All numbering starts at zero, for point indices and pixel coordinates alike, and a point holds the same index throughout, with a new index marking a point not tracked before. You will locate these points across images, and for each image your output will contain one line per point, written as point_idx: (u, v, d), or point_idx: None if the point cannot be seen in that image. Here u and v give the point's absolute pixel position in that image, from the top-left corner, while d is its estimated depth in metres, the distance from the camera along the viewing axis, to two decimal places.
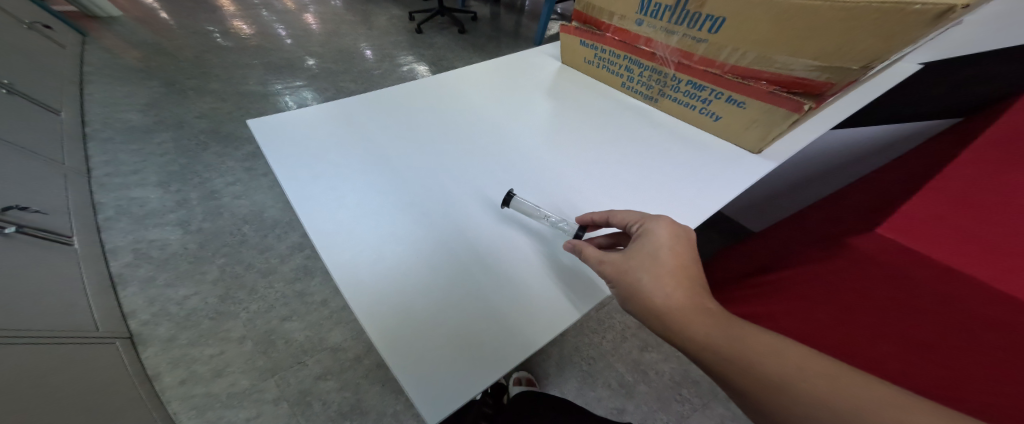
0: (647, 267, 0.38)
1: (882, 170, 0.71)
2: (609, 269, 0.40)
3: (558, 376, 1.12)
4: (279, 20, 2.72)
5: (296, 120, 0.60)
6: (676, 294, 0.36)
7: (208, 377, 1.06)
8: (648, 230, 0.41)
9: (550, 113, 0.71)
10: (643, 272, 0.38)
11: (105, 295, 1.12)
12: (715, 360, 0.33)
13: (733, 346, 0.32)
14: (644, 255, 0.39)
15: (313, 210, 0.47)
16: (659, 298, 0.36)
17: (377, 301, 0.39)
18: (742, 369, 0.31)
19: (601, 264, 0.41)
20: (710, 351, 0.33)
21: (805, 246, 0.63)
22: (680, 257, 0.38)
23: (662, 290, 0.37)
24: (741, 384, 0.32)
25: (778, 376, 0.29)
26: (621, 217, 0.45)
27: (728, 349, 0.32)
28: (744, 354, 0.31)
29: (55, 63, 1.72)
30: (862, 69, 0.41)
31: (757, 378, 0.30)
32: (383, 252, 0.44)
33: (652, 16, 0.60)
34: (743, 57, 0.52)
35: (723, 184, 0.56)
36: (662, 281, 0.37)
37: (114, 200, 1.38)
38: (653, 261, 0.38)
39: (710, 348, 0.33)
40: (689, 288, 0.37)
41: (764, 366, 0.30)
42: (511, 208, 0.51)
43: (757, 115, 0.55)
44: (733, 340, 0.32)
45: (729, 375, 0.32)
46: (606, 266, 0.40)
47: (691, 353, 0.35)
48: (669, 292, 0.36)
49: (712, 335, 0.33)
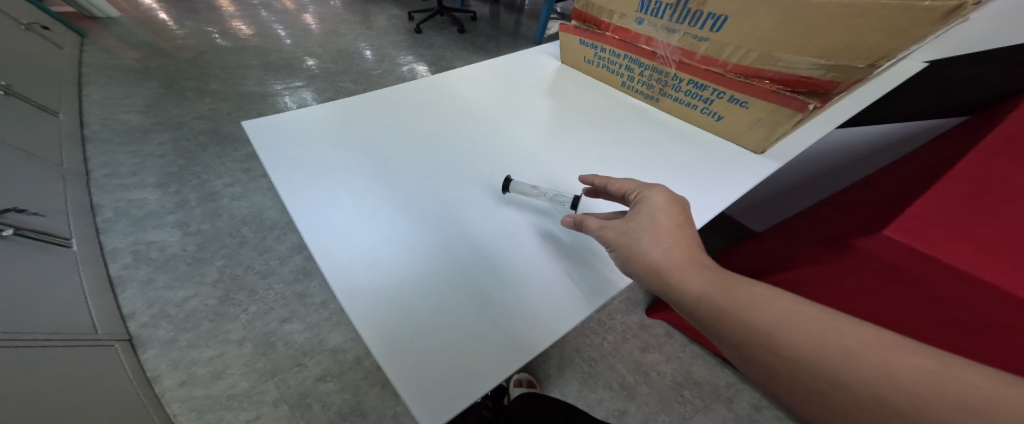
0: (647, 228, 0.37)
1: (885, 170, 0.70)
2: (609, 234, 0.40)
3: (559, 377, 1.12)
4: (278, 20, 2.72)
5: (294, 120, 0.60)
6: (675, 250, 0.35)
7: (208, 379, 1.06)
8: (645, 196, 0.41)
9: (550, 112, 0.70)
10: (643, 232, 0.37)
11: (104, 297, 1.12)
12: (707, 314, 0.31)
13: (727, 298, 0.30)
14: (643, 217, 0.38)
15: (309, 211, 0.46)
16: (657, 254, 0.35)
17: (373, 305, 0.39)
18: (732, 319, 0.29)
19: (601, 229, 0.41)
20: (704, 303, 0.31)
21: (811, 248, 0.62)
22: (676, 221, 0.38)
23: (660, 247, 0.36)
24: (733, 339, 0.30)
25: (771, 325, 0.27)
26: (619, 185, 0.45)
27: (722, 302, 0.30)
28: (739, 305, 0.29)
29: (53, 64, 1.72)
30: (868, 67, 0.41)
31: (750, 330, 0.28)
32: (380, 254, 0.43)
33: (653, 15, 0.59)
34: (746, 56, 0.51)
35: (725, 185, 0.55)
36: (661, 240, 0.36)
37: (113, 201, 1.38)
38: (652, 223, 0.37)
39: (705, 300, 0.31)
40: (689, 247, 0.36)
41: (760, 319, 0.28)
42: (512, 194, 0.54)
43: (761, 114, 0.54)
44: (728, 291, 0.31)
45: (719, 330, 0.30)
46: (606, 232, 0.40)
47: (685, 307, 0.33)
48: (668, 249, 0.35)
49: (708, 287, 0.32)
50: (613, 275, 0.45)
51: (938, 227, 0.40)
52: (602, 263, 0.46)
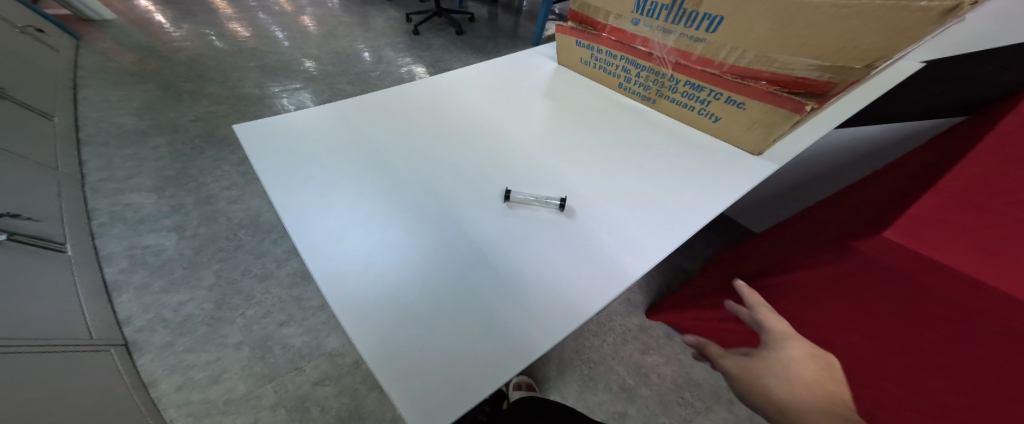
0: (776, 369, 0.36)
1: (884, 172, 0.70)
2: (734, 368, 0.39)
3: (558, 380, 1.11)
4: (275, 22, 2.71)
5: (288, 123, 0.59)
6: (806, 396, 0.33)
7: (205, 383, 1.05)
8: (778, 341, 0.39)
9: (547, 114, 0.70)
10: (768, 373, 0.36)
11: (99, 302, 1.11)
12: None
13: None
14: (772, 361, 0.37)
15: (302, 218, 0.45)
16: (784, 396, 0.33)
17: (365, 312, 0.38)
18: None
19: (725, 360, 0.42)
20: None
21: (811, 250, 0.62)
22: (817, 372, 0.35)
23: (786, 388, 0.33)
24: None
25: None
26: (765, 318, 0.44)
27: None
28: None
29: (49, 67, 1.71)
30: (866, 68, 0.40)
31: None
32: (373, 261, 0.42)
33: (650, 15, 0.58)
34: (742, 57, 0.51)
35: (723, 187, 0.55)
36: (791, 383, 0.34)
37: (108, 205, 1.37)
38: (782, 365, 0.36)
39: None
40: (827, 398, 0.33)
41: None
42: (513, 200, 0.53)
43: (758, 116, 0.53)
44: None
45: None
46: (730, 364, 0.40)
47: None
48: (799, 394, 0.33)
49: None
50: (612, 275, 0.44)
51: (940, 231, 0.41)
52: (602, 263, 0.45)
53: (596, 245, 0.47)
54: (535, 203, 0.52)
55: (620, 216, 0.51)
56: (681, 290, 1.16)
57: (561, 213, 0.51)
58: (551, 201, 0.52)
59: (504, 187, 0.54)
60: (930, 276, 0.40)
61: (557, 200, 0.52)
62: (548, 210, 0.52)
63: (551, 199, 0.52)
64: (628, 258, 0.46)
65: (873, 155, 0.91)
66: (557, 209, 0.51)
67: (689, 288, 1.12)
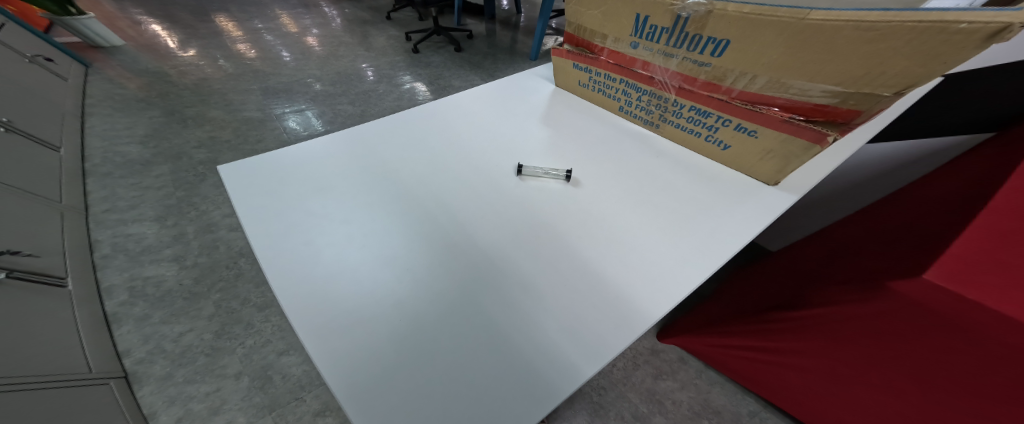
0: None
1: (915, 197, 0.67)
2: None
3: (567, 409, 1.04)
4: (280, 43, 2.77)
5: (278, 162, 0.58)
6: None
7: (205, 415, 1.02)
8: None
9: (546, 142, 0.67)
10: None
11: (100, 335, 1.10)
12: None
13: None
14: None
15: (287, 267, 0.43)
16: None
17: (353, 369, 0.34)
18: None
19: None
20: None
21: (842, 281, 0.57)
22: None
23: None
24: None
25: None
26: None
27: None
28: None
29: (57, 98, 1.75)
30: (893, 96, 0.37)
31: None
32: (361, 310, 0.39)
33: (650, 39, 0.56)
34: (753, 82, 0.48)
35: (736, 221, 0.51)
36: None
37: (111, 236, 1.38)
38: None
39: None
40: None
41: None
42: (524, 178, 0.60)
43: (772, 145, 0.51)
44: None
45: None
46: None
47: None
48: None
49: None
50: (623, 321, 0.40)
51: (987, 267, 0.36)
52: (610, 303, 0.42)
53: (604, 286, 0.43)
54: (544, 176, 0.60)
55: (627, 252, 0.47)
56: (693, 314, 1.11)
57: (568, 184, 0.59)
58: (558, 173, 0.59)
59: (518, 170, 0.61)
60: (977, 318, 0.36)
61: (564, 172, 0.59)
62: (557, 181, 0.59)
63: (559, 171, 0.60)
64: (640, 298, 0.42)
65: (908, 166, 1.00)
66: (564, 181, 0.59)
67: (701, 311, 1.08)
